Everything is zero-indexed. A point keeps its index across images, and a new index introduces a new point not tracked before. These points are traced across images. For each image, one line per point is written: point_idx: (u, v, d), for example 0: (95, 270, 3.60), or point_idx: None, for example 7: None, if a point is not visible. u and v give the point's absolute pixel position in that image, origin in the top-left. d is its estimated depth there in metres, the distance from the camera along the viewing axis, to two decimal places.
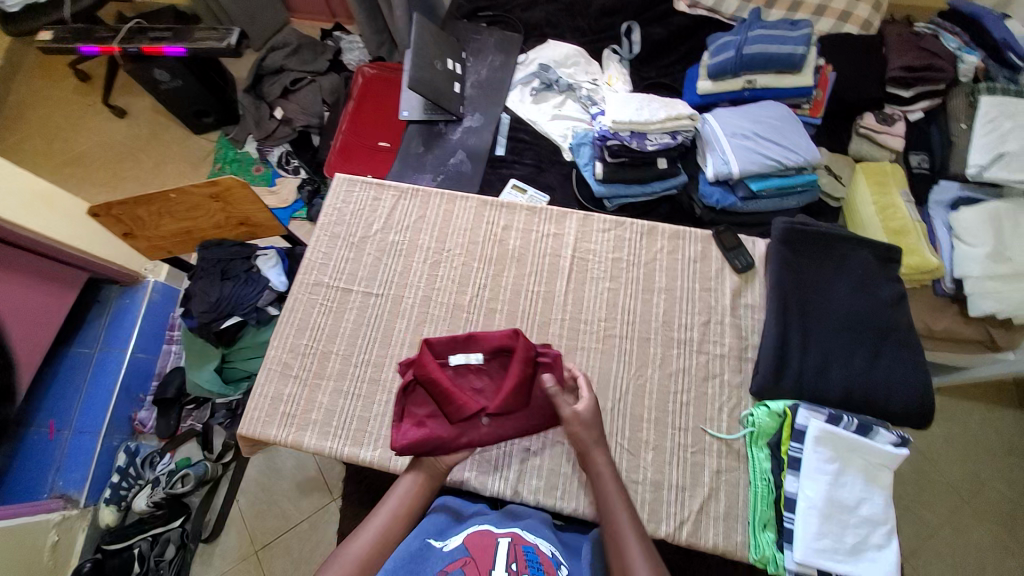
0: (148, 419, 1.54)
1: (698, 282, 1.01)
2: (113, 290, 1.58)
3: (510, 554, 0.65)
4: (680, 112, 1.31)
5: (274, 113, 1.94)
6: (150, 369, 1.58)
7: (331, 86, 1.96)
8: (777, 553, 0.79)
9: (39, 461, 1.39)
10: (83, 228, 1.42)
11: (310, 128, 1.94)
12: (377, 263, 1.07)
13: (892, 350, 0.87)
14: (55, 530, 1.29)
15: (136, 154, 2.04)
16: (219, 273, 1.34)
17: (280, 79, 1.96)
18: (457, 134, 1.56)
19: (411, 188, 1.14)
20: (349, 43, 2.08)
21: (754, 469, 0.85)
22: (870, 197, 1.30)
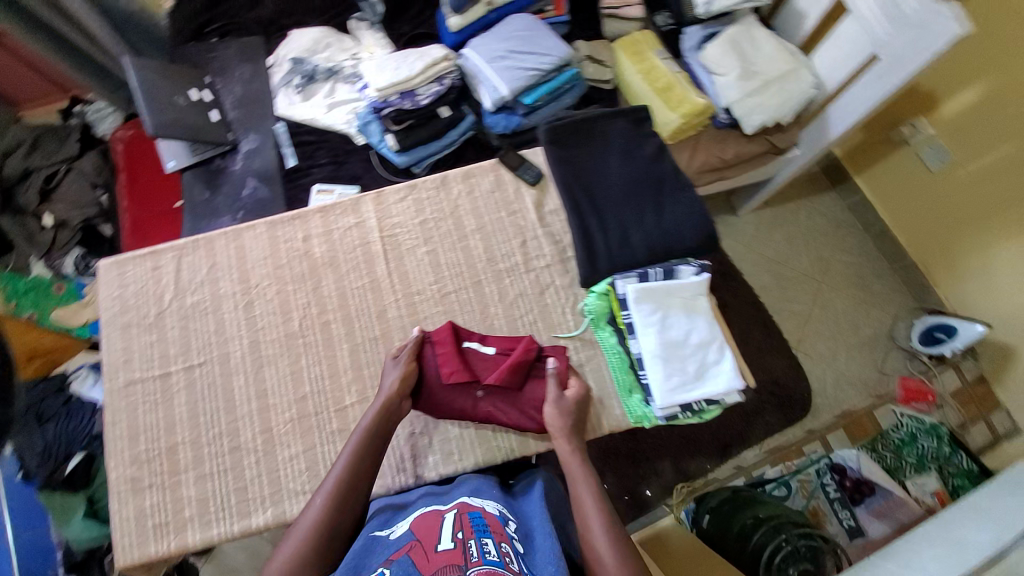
0: None
1: (503, 209, 1.03)
2: None
3: (453, 524, 0.66)
4: (433, 58, 1.31)
5: (44, 222, 1.65)
6: (45, 543, 1.23)
7: (92, 166, 1.68)
8: (647, 409, 0.87)
9: None
10: None
11: (93, 220, 1.67)
12: (184, 333, 0.96)
13: (672, 194, 0.95)
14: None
15: None
16: (36, 419, 1.26)
17: (30, 183, 1.65)
18: (238, 163, 1.42)
19: (188, 240, 1.01)
20: (97, 112, 1.75)
21: (605, 347, 0.92)
22: (633, 67, 1.40)
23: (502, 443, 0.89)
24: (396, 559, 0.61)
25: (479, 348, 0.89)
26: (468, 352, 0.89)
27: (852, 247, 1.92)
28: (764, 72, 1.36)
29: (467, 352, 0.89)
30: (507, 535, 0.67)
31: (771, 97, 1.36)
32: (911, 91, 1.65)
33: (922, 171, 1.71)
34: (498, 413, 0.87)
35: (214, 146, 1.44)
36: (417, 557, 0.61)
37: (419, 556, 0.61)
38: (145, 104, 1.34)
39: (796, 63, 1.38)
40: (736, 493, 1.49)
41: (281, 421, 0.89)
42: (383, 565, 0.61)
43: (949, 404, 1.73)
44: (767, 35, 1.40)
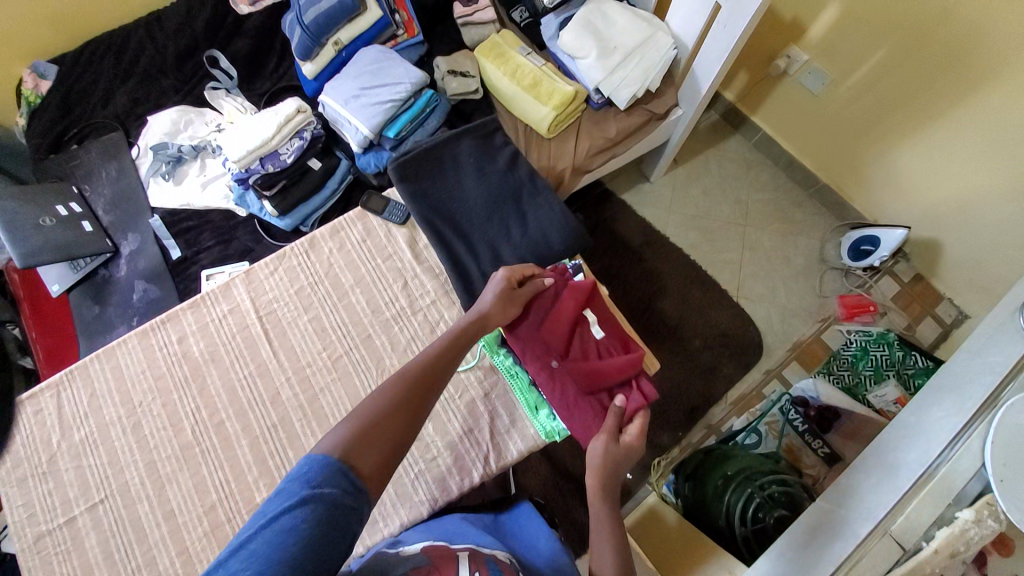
0: None
1: (377, 256, 1.01)
2: None
3: (470, 564, 0.65)
4: (287, 113, 1.26)
5: None
6: None
7: None
8: (556, 423, 0.91)
9: None
10: None
11: None
12: (80, 472, 0.92)
13: (533, 200, 1.00)
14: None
15: None
16: None
17: None
18: (123, 268, 1.37)
19: (65, 373, 0.97)
20: None
21: (505, 371, 0.93)
22: (498, 70, 1.38)
23: (422, 495, 0.87)
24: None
25: (592, 326, 0.93)
26: (582, 323, 0.92)
27: (765, 184, 1.93)
28: (623, 45, 1.35)
29: (584, 319, 0.93)
30: None
31: (635, 68, 1.35)
32: (776, 22, 1.62)
33: (807, 97, 1.70)
34: (552, 385, 0.87)
35: (94, 256, 1.38)
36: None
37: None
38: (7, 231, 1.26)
39: (651, 28, 1.37)
40: (708, 453, 1.39)
41: (195, 538, 0.86)
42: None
43: (891, 311, 1.69)
44: (618, 8, 1.39)
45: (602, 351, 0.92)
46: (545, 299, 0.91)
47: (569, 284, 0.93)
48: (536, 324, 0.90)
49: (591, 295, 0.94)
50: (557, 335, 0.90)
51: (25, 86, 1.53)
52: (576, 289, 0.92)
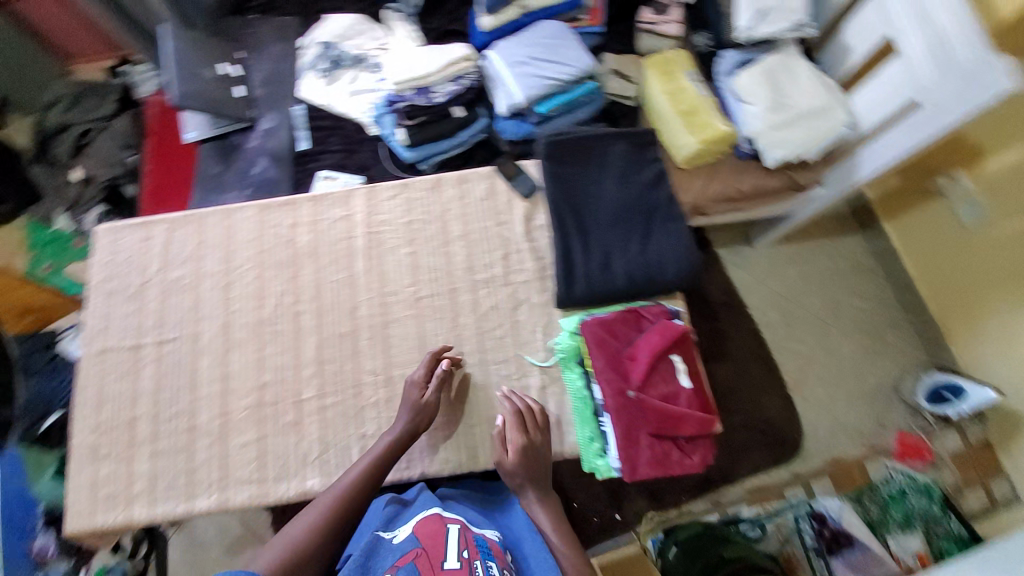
0: (49, 542, 1.26)
1: (491, 218, 1.01)
2: None
3: (459, 543, 0.77)
4: (455, 57, 1.31)
5: (72, 176, 1.67)
6: (30, 500, 1.25)
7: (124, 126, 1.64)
8: (603, 460, 0.86)
9: None
10: None
11: (117, 180, 1.63)
12: (163, 307, 0.98)
13: (662, 224, 0.97)
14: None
15: None
16: (23, 369, 1.37)
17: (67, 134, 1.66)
18: (253, 140, 1.46)
19: (183, 215, 1.03)
20: (141, 75, 1.75)
21: (571, 390, 0.89)
22: (661, 89, 1.35)
23: (450, 455, 0.90)
24: (404, 566, 0.73)
25: (682, 370, 0.86)
26: (671, 363, 0.86)
27: (868, 292, 1.80)
28: (797, 105, 1.29)
29: (673, 361, 0.86)
30: (505, 559, 0.80)
31: (800, 132, 1.28)
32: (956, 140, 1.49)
33: (953, 224, 1.57)
34: (619, 414, 0.82)
35: (233, 121, 1.48)
36: (422, 565, 0.74)
37: (424, 566, 0.73)
38: (169, 74, 1.38)
39: (833, 99, 1.30)
40: (705, 527, 1.33)
41: (238, 407, 0.91)
42: (391, 570, 0.73)
43: (947, 466, 1.58)
44: (807, 67, 1.34)
45: (684, 401, 0.85)
46: (633, 327, 0.89)
47: (665, 322, 0.89)
48: (621, 353, 0.86)
49: (682, 336, 0.88)
50: (643, 370, 0.84)
51: None
52: (675, 331, 0.87)
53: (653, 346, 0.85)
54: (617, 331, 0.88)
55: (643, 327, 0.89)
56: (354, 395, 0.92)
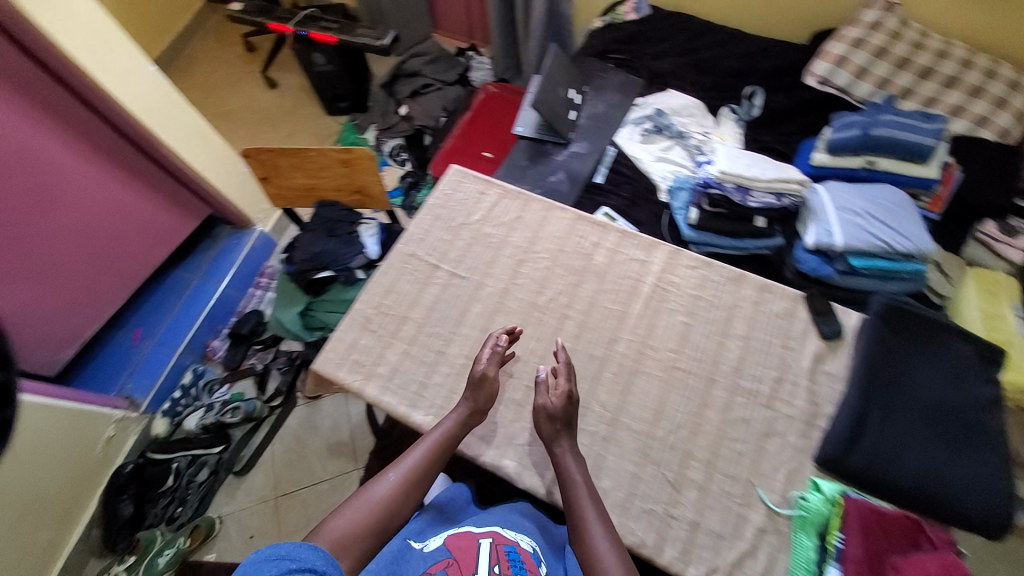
0: (217, 348, 2.03)
1: (779, 337, 1.04)
2: (226, 230, 2.12)
3: (491, 556, 0.77)
4: (790, 177, 1.36)
5: (399, 110, 2.43)
6: (233, 305, 2.09)
7: (453, 97, 2.43)
8: None
9: (122, 361, 1.86)
10: (217, 166, 1.87)
11: (424, 128, 2.38)
12: (469, 249, 1.15)
13: (981, 448, 0.91)
14: (113, 426, 1.73)
15: (275, 121, 2.65)
16: (327, 230, 1.44)
17: (413, 82, 2.45)
18: (562, 156, 1.67)
19: (515, 191, 1.23)
20: (478, 64, 2.61)
21: (797, 556, 0.86)
22: (979, 302, 1.28)
23: (637, 528, 0.88)
24: (435, 573, 0.74)
25: None
26: None
27: None
28: None
29: None
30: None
31: None
32: None
33: None
34: None
35: (554, 134, 1.71)
36: (455, 575, 0.74)
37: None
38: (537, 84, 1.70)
39: None
40: None
41: None
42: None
43: None
44: None
45: None
46: (905, 539, 0.82)
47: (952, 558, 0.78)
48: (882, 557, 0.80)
49: None
50: None
51: (622, 8, 1.99)
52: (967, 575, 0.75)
53: (926, 569, 0.76)
54: (885, 532, 0.82)
55: (922, 551, 0.81)
56: (579, 411, 0.98)
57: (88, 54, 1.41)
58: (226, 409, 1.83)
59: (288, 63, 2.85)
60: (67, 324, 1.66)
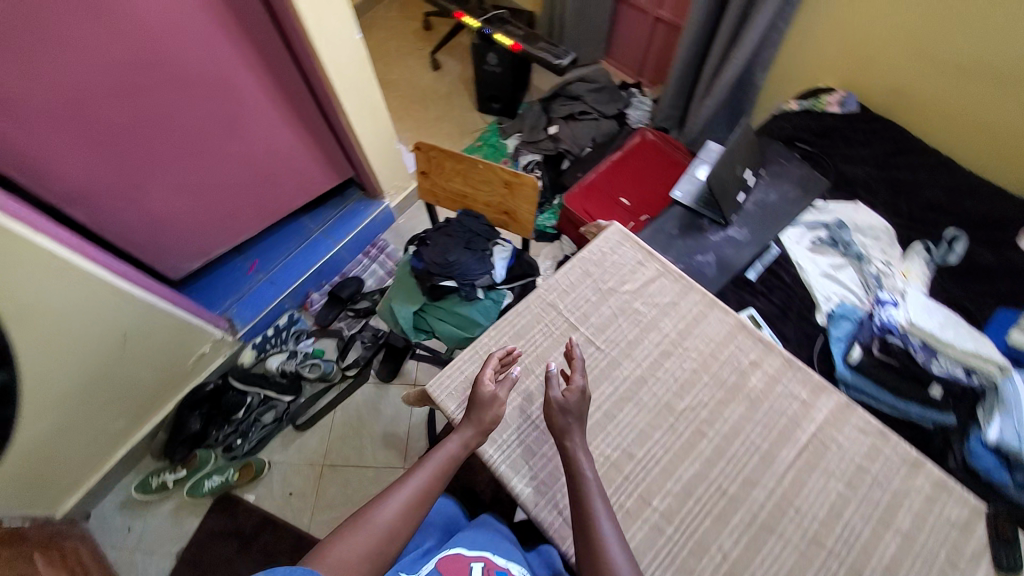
0: (315, 301, 2.11)
1: (946, 553, 0.88)
2: (356, 195, 2.20)
3: None
4: (990, 357, 1.21)
5: (549, 129, 2.38)
6: (340, 267, 2.17)
7: (606, 131, 2.34)
8: None
9: (235, 284, 1.99)
10: (375, 139, 1.93)
11: (567, 153, 2.33)
12: (614, 320, 1.08)
13: None
14: (209, 344, 1.84)
15: (427, 102, 2.72)
16: (465, 241, 1.41)
17: (572, 105, 2.36)
18: (716, 237, 1.54)
19: (676, 272, 1.13)
20: (639, 103, 2.51)
21: None
22: None
23: None
24: None
25: None
26: None
27: None
28: None
29: None
30: None
31: None
32: None
33: None
34: None
35: (716, 210, 1.57)
36: None
37: None
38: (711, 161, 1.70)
39: None
40: None
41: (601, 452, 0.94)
42: None
43: None
44: None
45: None
46: None
47: None
48: None
49: None
50: None
51: (826, 97, 1.80)
52: None
53: None
54: None
55: None
56: (693, 551, 0.87)
57: (318, 21, 1.46)
58: (306, 363, 1.91)
59: (458, 51, 2.91)
60: (206, 241, 1.80)
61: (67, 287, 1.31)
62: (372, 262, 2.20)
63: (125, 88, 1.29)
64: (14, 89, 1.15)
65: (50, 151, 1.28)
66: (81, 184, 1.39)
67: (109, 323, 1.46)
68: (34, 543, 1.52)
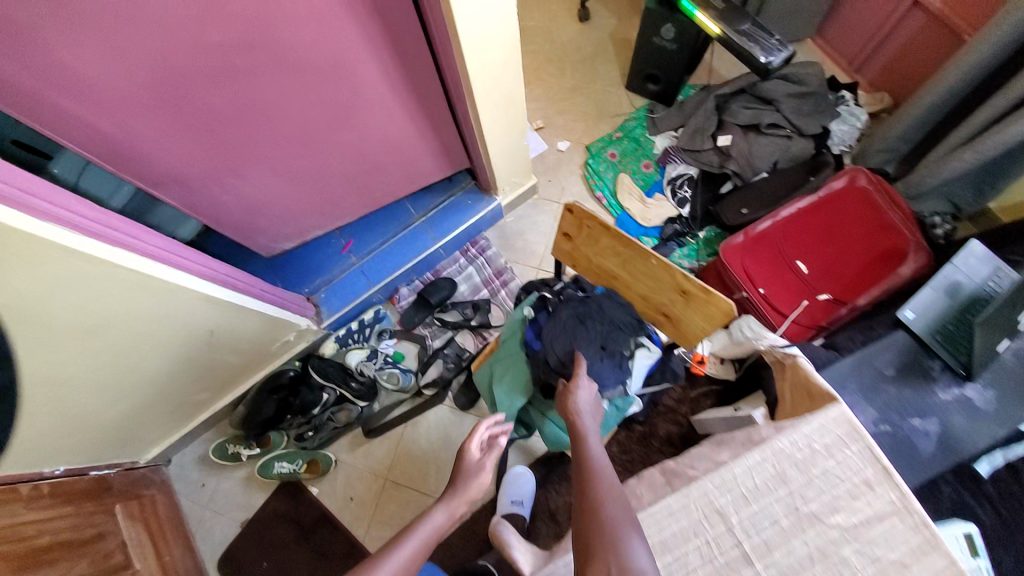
0: (403, 296, 1.90)
1: None
2: (467, 184, 1.88)
3: None
4: None
5: (718, 137, 1.83)
6: (435, 263, 1.92)
7: (796, 154, 1.76)
8: None
9: (327, 265, 1.82)
10: (506, 135, 1.57)
11: (733, 176, 1.82)
12: (806, 566, 0.79)
13: None
14: (294, 333, 1.73)
15: (565, 65, 2.21)
16: (600, 343, 1.07)
17: (759, 112, 1.78)
18: (948, 395, 1.12)
19: (920, 517, 0.81)
20: (849, 112, 1.84)
21: None
22: None
23: None
24: None
25: None
26: None
27: None
28: None
29: None
30: None
31: None
32: None
33: None
34: None
35: (959, 357, 1.13)
36: None
37: None
38: (969, 276, 1.22)
39: None
40: None
41: None
42: None
43: None
44: None
45: None
46: None
47: None
48: None
49: None
50: None
51: None
52: None
53: None
54: None
55: None
56: None
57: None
58: (385, 372, 1.75)
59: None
60: (297, 226, 1.59)
61: (155, 299, 1.17)
62: (470, 265, 1.93)
63: (225, 72, 1.02)
64: (97, 69, 0.90)
65: (142, 134, 1.07)
66: (174, 168, 1.19)
67: (195, 323, 1.34)
68: (118, 492, 1.49)
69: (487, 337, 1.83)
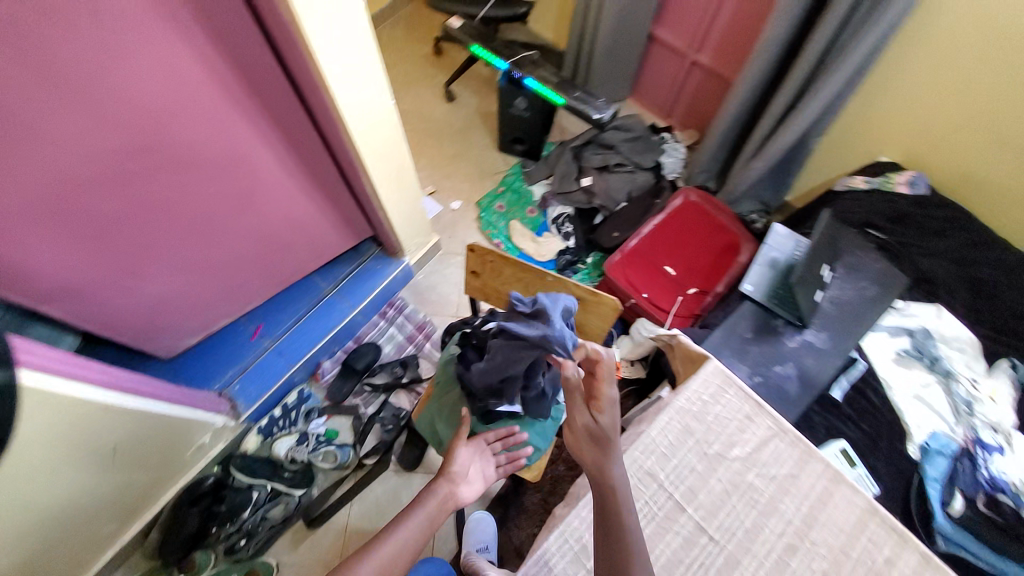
0: (327, 370, 1.90)
1: None
2: (373, 251, 1.97)
3: None
4: None
5: (582, 179, 2.19)
6: (354, 331, 1.95)
7: (643, 183, 2.17)
8: None
9: (237, 354, 1.75)
10: (402, 200, 1.72)
11: (602, 208, 2.17)
12: (725, 499, 0.97)
13: None
14: (209, 434, 1.63)
15: (442, 137, 2.48)
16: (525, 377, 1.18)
17: (607, 155, 2.17)
18: (795, 342, 1.44)
19: (794, 435, 1.03)
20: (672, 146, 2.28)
21: None
22: None
23: None
24: None
25: None
26: None
27: None
28: None
29: None
30: None
31: None
32: None
33: None
34: None
35: (794, 312, 1.47)
36: None
37: None
38: (780, 251, 1.61)
39: None
40: None
41: None
42: None
43: None
44: None
45: None
46: None
47: None
48: None
49: None
50: None
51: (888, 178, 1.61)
52: None
53: None
54: None
55: None
56: None
57: (351, 91, 1.23)
58: (320, 452, 1.71)
59: (473, 80, 2.68)
60: (202, 319, 1.55)
61: (52, 417, 1.08)
62: (390, 325, 2.01)
63: (122, 175, 1.05)
64: None
65: (28, 248, 1.03)
66: (64, 278, 1.14)
67: (100, 438, 1.22)
68: None
69: (420, 391, 1.88)
